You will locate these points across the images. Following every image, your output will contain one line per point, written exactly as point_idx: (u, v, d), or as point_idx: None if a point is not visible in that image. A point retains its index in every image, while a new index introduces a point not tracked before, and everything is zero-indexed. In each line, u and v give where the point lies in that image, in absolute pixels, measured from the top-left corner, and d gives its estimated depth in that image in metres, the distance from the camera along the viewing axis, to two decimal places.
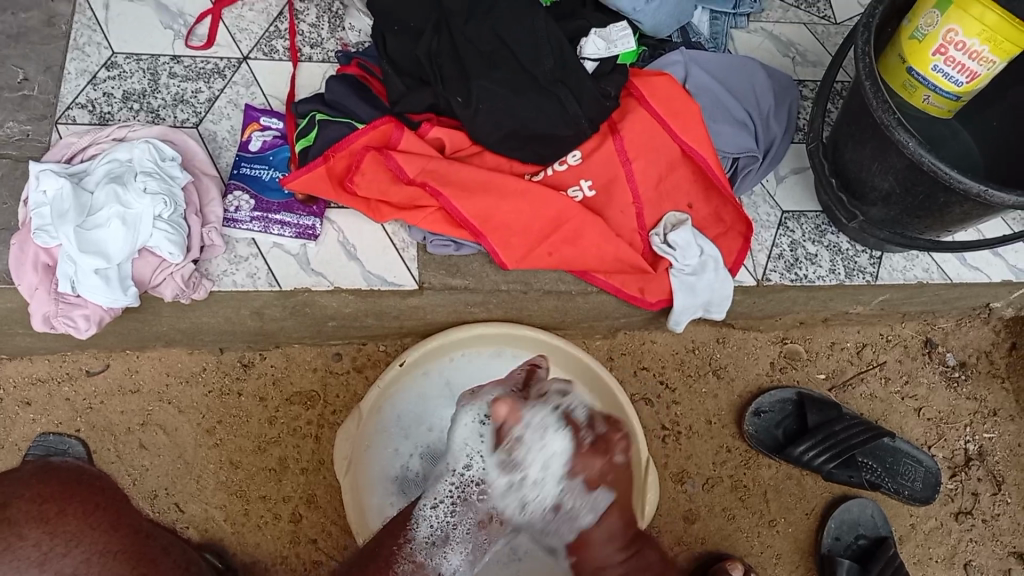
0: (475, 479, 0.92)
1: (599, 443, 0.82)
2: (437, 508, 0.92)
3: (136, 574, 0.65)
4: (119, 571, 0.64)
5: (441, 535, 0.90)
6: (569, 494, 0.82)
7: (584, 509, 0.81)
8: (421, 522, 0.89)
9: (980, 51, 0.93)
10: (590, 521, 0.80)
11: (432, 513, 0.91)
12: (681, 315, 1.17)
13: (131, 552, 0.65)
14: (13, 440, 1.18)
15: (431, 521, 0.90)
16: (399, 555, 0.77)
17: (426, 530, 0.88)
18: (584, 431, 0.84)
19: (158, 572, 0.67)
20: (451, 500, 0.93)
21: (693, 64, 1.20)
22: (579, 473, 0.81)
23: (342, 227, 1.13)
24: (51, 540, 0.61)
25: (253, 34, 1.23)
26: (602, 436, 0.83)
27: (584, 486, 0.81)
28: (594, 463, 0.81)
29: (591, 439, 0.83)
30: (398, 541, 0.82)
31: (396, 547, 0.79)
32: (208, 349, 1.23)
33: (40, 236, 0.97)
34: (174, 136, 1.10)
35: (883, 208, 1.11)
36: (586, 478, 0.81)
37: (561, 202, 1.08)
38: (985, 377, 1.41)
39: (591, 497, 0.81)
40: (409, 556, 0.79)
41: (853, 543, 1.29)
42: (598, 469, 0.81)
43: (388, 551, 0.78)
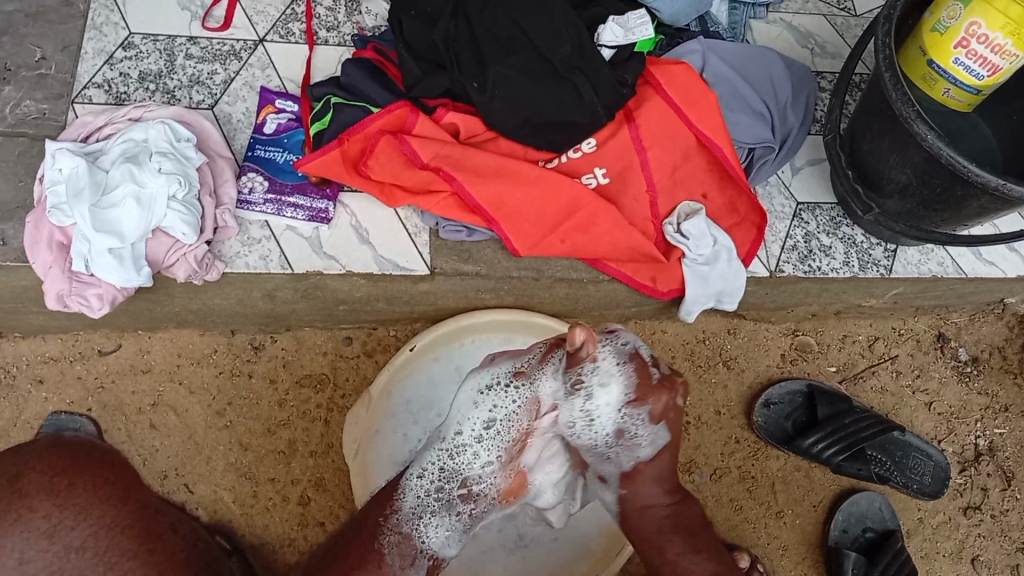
0: (458, 451, 0.96)
1: (665, 380, 0.92)
2: (423, 479, 0.95)
3: (143, 550, 0.65)
4: (125, 546, 0.65)
5: (429, 506, 0.94)
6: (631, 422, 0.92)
7: (644, 440, 0.93)
8: (406, 492, 0.93)
9: (1003, 45, 0.91)
10: (648, 453, 0.93)
11: (418, 483, 0.95)
12: (693, 306, 1.16)
13: (139, 528, 0.66)
14: (26, 418, 1.19)
15: (418, 492, 0.94)
16: (386, 526, 0.88)
17: (412, 500, 0.93)
18: (651, 369, 0.93)
19: (169, 549, 0.67)
20: (436, 477, 0.95)
21: (711, 52, 1.19)
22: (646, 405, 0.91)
23: (354, 211, 1.13)
24: (61, 513, 0.64)
25: (269, 17, 1.22)
26: (668, 376, 0.93)
27: (648, 417, 0.92)
28: (660, 398, 0.91)
29: (658, 376, 0.92)
30: (385, 510, 0.90)
31: (382, 517, 0.89)
32: (219, 330, 1.24)
33: (56, 215, 0.98)
34: (189, 117, 1.10)
35: (899, 201, 1.10)
36: (652, 411, 0.91)
37: (575, 190, 1.07)
38: (997, 373, 1.40)
39: (653, 429, 0.92)
40: (395, 526, 0.89)
41: (861, 536, 1.28)
42: (662, 406, 0.91)
43: (375, 523, 0.88)
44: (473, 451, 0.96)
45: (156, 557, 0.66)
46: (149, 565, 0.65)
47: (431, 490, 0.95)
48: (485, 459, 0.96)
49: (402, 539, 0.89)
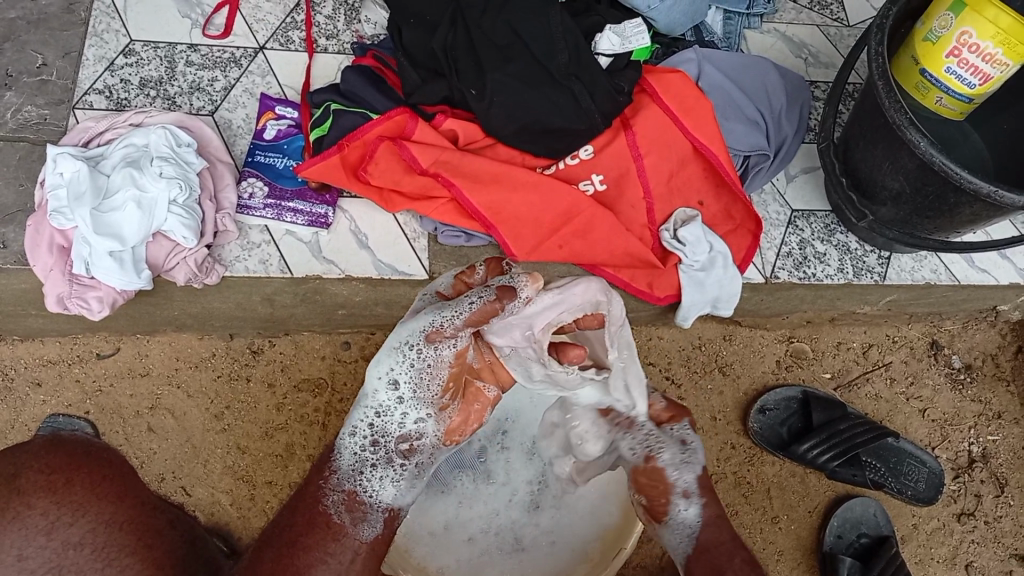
0: (385, 409, 0.85)
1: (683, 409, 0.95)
2: (355, 437, 0.83)
3: (142, 545, 0.65)
4: (123, 542, 0.64)
5: (369, 461, 0.82)
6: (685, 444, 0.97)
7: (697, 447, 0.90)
8: (340, 452, 0.81)
9: (994, 54, 0.93)
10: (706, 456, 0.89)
11: (351, 442, 0.83)
12: (689, 311, 1.17)
13: (137, 524, 0.66)
14: (23, 421, 1.19)
15: (354, 449, 0.82)
16: (329, 486, 0.77)
17: (351, 458, 0.81)
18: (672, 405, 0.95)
19: (166, 545, 0.67)
20: (368, 434, 0.83)
21: (707, 62, 1.21)
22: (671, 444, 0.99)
23: (354, 217, 1.14)
24: (58, 510, 0.63)
25: (269, 25, 1.23)
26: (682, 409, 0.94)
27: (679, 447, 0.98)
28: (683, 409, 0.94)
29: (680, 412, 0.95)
30: (324, 472, 0.79)
31: (321, 480, 0.79)
32: (218, 335, 1.24)
33: (57, 218, 0.98)
34: (190, 123, 1.11)
35: (893, 208, 1.11)
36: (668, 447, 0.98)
37: (573, 196, 1.08)
38: (990, 380, 1.41)
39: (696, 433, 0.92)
40: (338, 484, 0.78)
41: (856, 542, 1.29)
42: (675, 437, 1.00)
43: (315, 487, 0.77)
44: (402, 407, 0.85)
45: (153, 553, 0.66)
46: (149, 562, 0.65)
47: (366, 446, 0.83)
48: (417, 408, 0.85)
49: (347, 497, 0.78)
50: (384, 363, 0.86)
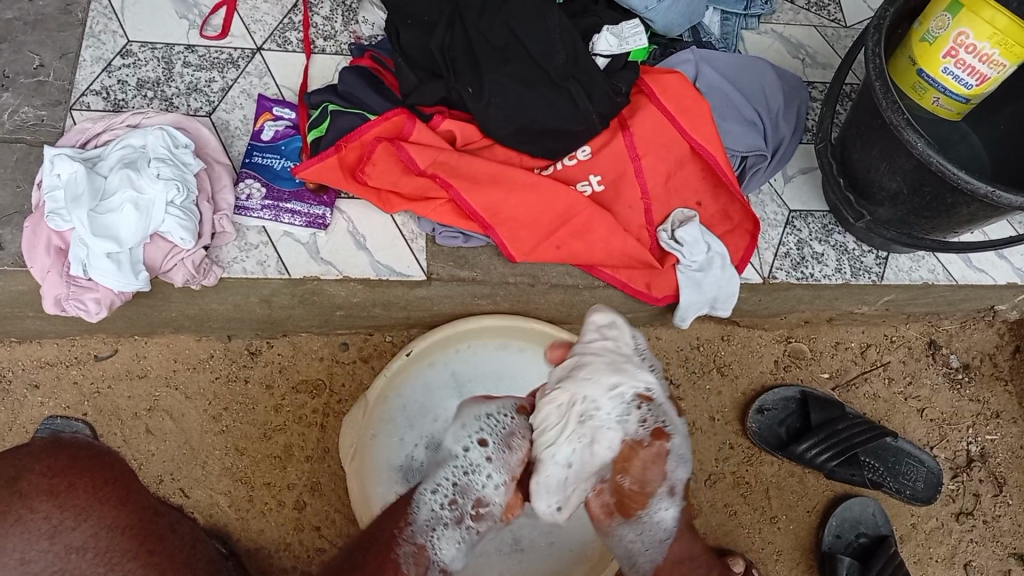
0: (472, 467, 0.92)
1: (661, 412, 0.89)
2: (437, 493, 0.91)
3: (143, 550, 0.66)
4: (126, 546, 0.66)
5: (445, 518, 0.90)
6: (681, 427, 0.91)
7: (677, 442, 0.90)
8: (420, 506, 0.90)
9: (990, 55, 0.93)
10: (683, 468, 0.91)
11: (431, 497, 0.91)
12: (688, 311, 1.17)
13: (139, 528, 0.68)
14: (21, 422, 1.19)
15: (432, 506, 0.90)
16: (401, 538, 0.86)
17: (427, 514, 0.90)
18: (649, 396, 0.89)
19: (168, 550, 0.68)
20: (450, 492, 0.91)
21: (704, 62, 1.21)
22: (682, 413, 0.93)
23: (351, 218, 1.13)
24: (61, 513, 0.65)
25: (267, 26, 1.23)
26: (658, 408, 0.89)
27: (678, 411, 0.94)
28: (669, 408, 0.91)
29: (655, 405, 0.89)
30: (399, 522, 0.88)
31: (397, 528, 0.87)
32: (216, 336, 1.24)
33: (54, 220, 0.98)
34: (188, 124, 1.11)
35: (891, 208, 1.11)
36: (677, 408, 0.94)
37: (570, 197, 1.08)
38: (988, 379, 1.41)
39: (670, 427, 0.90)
40: (410, 537, 0.86)
41: (855, 542, 1.29)
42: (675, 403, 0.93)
43: (390, 533, 0.86)
44: (488, 467, 0.92)
45: (156, 557, 0.66)
46: (149, 565, 0.66)
47: (444, 504, 0.91)
48: (497, 472, 0.92)
49: (415, 550, 0.86)
50: (469, 427, 0.95)
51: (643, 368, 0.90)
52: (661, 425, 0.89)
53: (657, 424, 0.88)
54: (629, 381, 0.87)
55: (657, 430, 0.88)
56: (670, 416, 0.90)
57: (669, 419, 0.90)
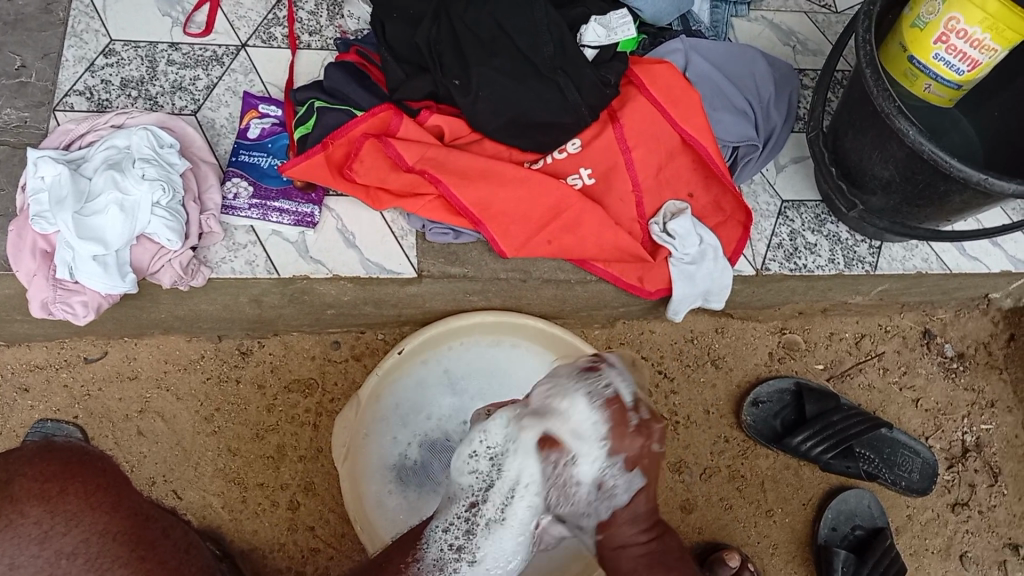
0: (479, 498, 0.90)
1: (643, 426, 0.87)
2: (448, 532, 0.89)
3: (136, 556, 0.66)
4: (118, 552, 0.65)
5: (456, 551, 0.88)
6: (612, 473, 0.86)
7: (623, 482, 0.87)
8: (429, 544, 0.88)
9: (981, 40, 0.92)
10: (625, 499, 0.88)
11: (443, 534, 0.89)
12: (681, 305, 1.17)
13: (131, 534, 0.67)
14: (11, 426, 1.18)
15: (441, 544, 0.88)
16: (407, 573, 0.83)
17: (435, 552, 0.87)
18: (630, 414, 0.87)
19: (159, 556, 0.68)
20: (461, 528, 0.89)
21: (694, 52, 1.20)
22: (621, 452, 0.86)
23: (340, 215, 1.13)
24: (52, 519, 0.64)
25: (252, 21, 1.22)
26: (644, 421, 0.88)
27: (623, 465, 0.86)
28: (635, 443, 0.86)
29: (636, 421, 0.87)
30: (407, 557, 0.85)
31: (402, 563, 0.85)
32: (206, 337, 1.23)
33: (39, 223, 0.97)
34: (172, 123, 1.09)
35: (883, 197, 1.11)
36: (627, 457, 0.86)
37: (561, 191, 1.08)
38: (983, 368, 1.41)
39: (629, 474, 0.87)
40: (416, 574, 0.84)
41: (850, 534, 1.29)
42: (637, 450, 0.86)
43: (398, 567, 0.84)
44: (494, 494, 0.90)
45: (148, 564, 0.66)
46: (142, 571, 0.66)
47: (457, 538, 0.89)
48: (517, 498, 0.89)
49: None
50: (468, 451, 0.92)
51: (574, 394, 0.88)
52: (561, 452, 0.87)
53: (546, 445, 0.88)
54: (563, 411, 0.88)
55: (548, 446, 0.88)
56: (583, 454, 0.86)
57: (571, 446, 0.87)
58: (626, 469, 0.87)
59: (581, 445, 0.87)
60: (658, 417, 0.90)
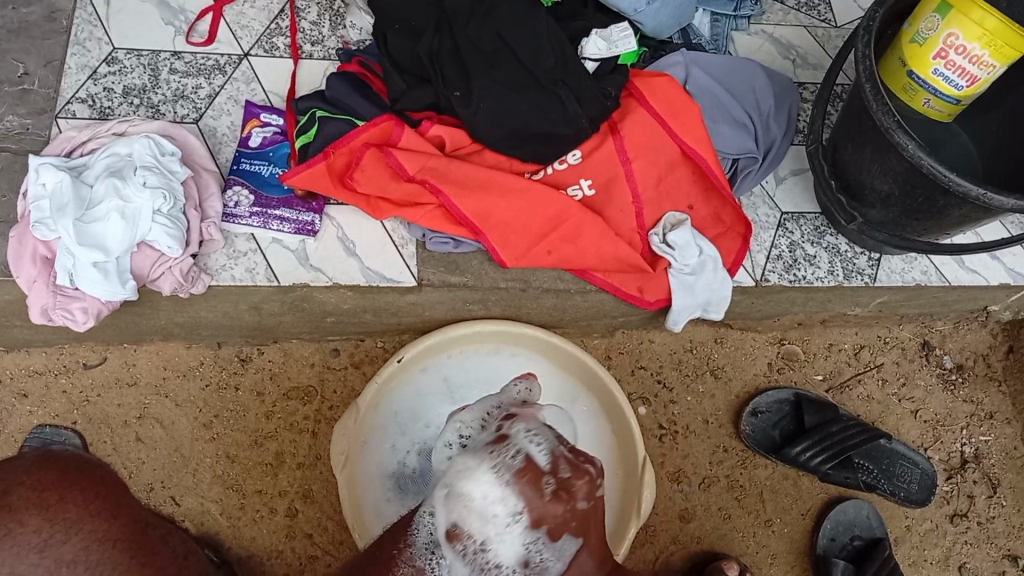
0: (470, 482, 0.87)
1: (561, 490, 0.77)
2: (437, 515, 0.85)
3: (136, 563, 0.65)
4: (118, 559, 0.64)
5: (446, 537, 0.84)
6: (536, 549, 0.77)
7: (553, 559, 0.78)
8: (419, 529, 0.84)
9: (980, 56, 0.93)
10: (559, 569, 0.78)
11: (434, 518, 0.85)
12: (680, 315, 1.17)
13: (130, 541, 0.66)
14: (10, 432, 1.18)
15: (431, 528, 0.85)
16: (400, 560, 0.80)
17: (427, 535, 0.84)
18: (546, 476, 0.78)
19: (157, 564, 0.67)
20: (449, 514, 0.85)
21: (694, 65, 1.20)
22: (539, 525, 0.76)
23: (341, 224, 1.13)
24: (52, 526, 0.61)
25: (254, 31, 1.22)
26: (563, 483, 0.78)
27: (548, 537, 0.77)
28: (555, 510, 0.76)
29: (553, 487, 0.77)
30: (399, 544, 0.83)
31: (396, 549, 0.82)
32: (206, 344, 1.23)
33: (39, 229, 0.97)
34: (174, 131, 1.10)
35: (882, 210, 1.11)
36: (548, 529, 0.76)
37: (561, 202, 1.08)
38: (981, 380, 1.41)
39: (557, 545, 0.77)
40: (409, 560, 0.81)
41: (849, 545, 1.29)
42: (558, 517, 0.76)
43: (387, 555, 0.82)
44: None
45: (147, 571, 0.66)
46: None
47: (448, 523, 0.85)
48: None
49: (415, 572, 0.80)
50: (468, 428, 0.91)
51: (479, 471, 0.80)
52: (469, 538, 0.80)
53: (456, 541, 0.81)
54: (465, 496, 0.80)
55: (454, 537, 0.81)
56: (494, 542, 0.79)
57: (475, 532, 0.79)
58: (553, 539, 0.77)
59: (486, 528, 0.79)
60: (592, 464, 0.80)
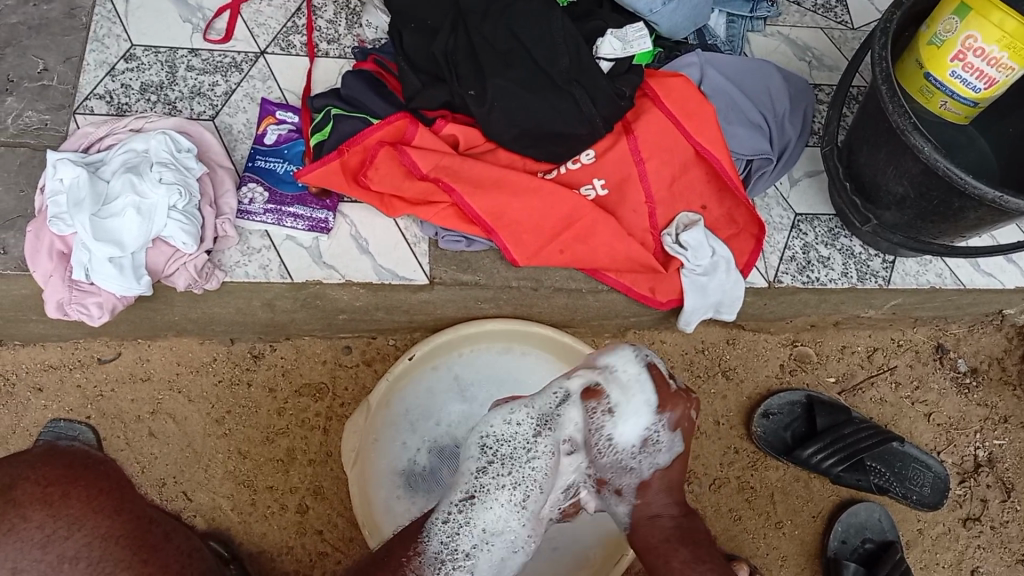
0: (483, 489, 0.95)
1: (682, 391, 0.97)
2: (448, 524, 0.93)
3: (137, 560, 0.69)
4: (119, 555, 0.69)
5: (451, 553, 0.91)
6: (656, 430, 0.95)
7: (663, 448, 0.96)
8: (431, 536, 0.91)
9: (999, 58, 0.92)
10: (666, 459, 0.97)
11: (444, 527, 0.92)
12: (692, 316, 1.17)
13: (132, 538, 0.70)
14: (26, 425, 1.19)
15: (442, 537, 0.92)
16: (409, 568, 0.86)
17: (437, 545, 0.91)
18: (670, 380, 0.97)
19: (162, 560, 0.70)
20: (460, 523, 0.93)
21: (709, 65, 1.20)
22: (667, 414, 0.95)
23: (354, 221, 1.13)
24: (54, 523, 0.69)
25: (270, 29, 1.23)
26: (679, 391, 0.97)
27: (668, 425, 0.96)
28: (679, 405, 0.96)
29: (677, 386, 0.97)
30: (408, 551, 0.89)
31: (405, 558, 0.88)
32: (219, 340, 1.24)
33: (57, 225, 0.98)
34: (191, 128, 1.10)
35: (897, 212, 1.10)
36: (671, 419, 0.95)
37: (574, 201, 1.08)
38: (996, 384, 1.40)
39: (670, 437, 0.96)
40: (418, 569, 0.87)
41: (860, 547, 1.28)
42: (680, 413, 0.96)
43: (398, 563, 0.87)
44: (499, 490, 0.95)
45: (150, 567, 0.69)
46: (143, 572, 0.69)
47: (455, 537, 0.92)
48: (512, 493, 0.95)
49: None
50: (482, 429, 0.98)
51: (622, 351, 0.99)
52: (601, 405, 0.96)
53: (591, 403, 0.96)
54: (620, 373, 0.97)
55: (593, 397, 0.96)
56: (624, 413, 0.95)
57: (614, 399, 0.96)
58: (670, 430, 0.96)
59: (625, 399, 0.96)
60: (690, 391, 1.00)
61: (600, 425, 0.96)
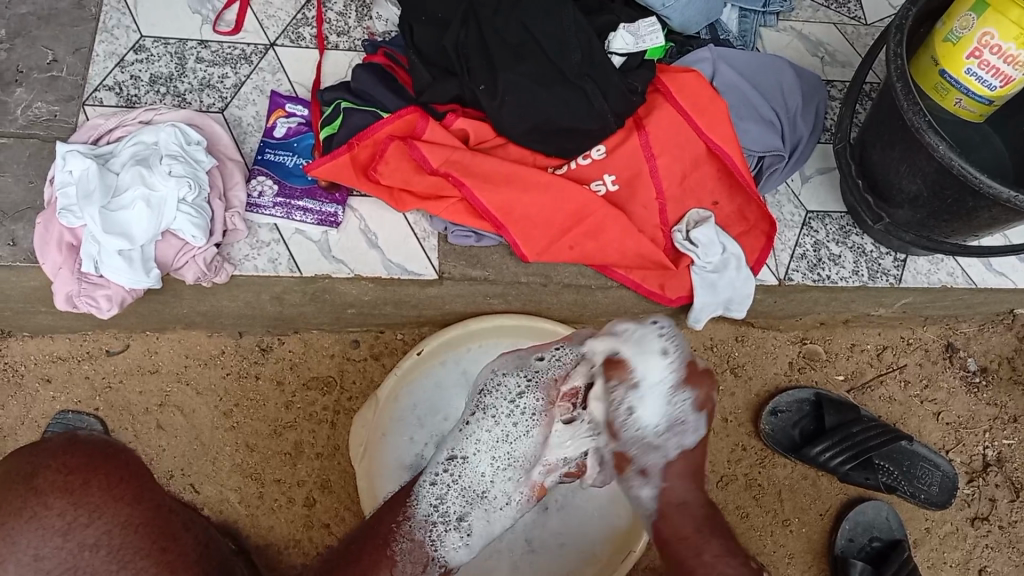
0: (455, 461, 0.96)
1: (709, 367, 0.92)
2: (436, 485, 0.94)
3: (156, 548, 0.64)
4: (137, 545, 0.64)
5: (442, 515, 0.92)
6: (680, 411, 0.88)
7: (689, 431, 0.88)
8: (419, 499, 0.92)
9: (1015, 56, 0.90)
10: (693, 442, 0.89)
11: (433, 489, 0.93)
12: (702, 313, 1.15)
13: (152, 526, 0.65)
14: (34, 417, 1.19)
15: (430, 499, 0.93)
16: (399, 533, 0.87)
17: (426, 508, 0.92)
18: None
19: (181, 548, 0.66)
20: (448, 482, 0.95)
21: (721, 61, 1.19)
22: (693, 388, 0.89)
23: (364, 216, 1.13)
24: (75, 511, 0.63)
25: (280, 21, 1.22)
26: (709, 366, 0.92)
27: (693, 404, 0.89)
28: (704, 381, 0.89)
29: None
30: (398, 517, 0.89)
31: (396, 522, 0.88)
32: (227, 332, 1.24)
33: (67, 216, 0.98)
34: (200, 121, 1.10)
35: (910, 211, 1.09)
36: (696, 396, 0.89)
37: (584, 197, 1.07)
38: (1006, 383, 1.39)
39: (697, 417, 0.89)
40: (408, 534, 0.88)
41: (867, 546, 1.28)
42: (708, 391, 0.90)
43: (388, 528, 0.87)
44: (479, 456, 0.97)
45: (169, 556, 0.64)
46: (161, 564, 0.64)
47: (444, 498, 0.93)
48: (506, 429, 0.98)
49: (411, 547, 0.87)
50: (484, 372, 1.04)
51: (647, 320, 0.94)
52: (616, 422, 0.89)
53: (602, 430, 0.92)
54: (641, 338, 0.92)
55: (615, 367, 0.91)
56: (647, 390, 0.89)
57: (637, 368, 0.90)
58: (696, 409, 0.89)
59: (645, 364, 0.90)
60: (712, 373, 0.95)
61: (618, 404, 0.89)
